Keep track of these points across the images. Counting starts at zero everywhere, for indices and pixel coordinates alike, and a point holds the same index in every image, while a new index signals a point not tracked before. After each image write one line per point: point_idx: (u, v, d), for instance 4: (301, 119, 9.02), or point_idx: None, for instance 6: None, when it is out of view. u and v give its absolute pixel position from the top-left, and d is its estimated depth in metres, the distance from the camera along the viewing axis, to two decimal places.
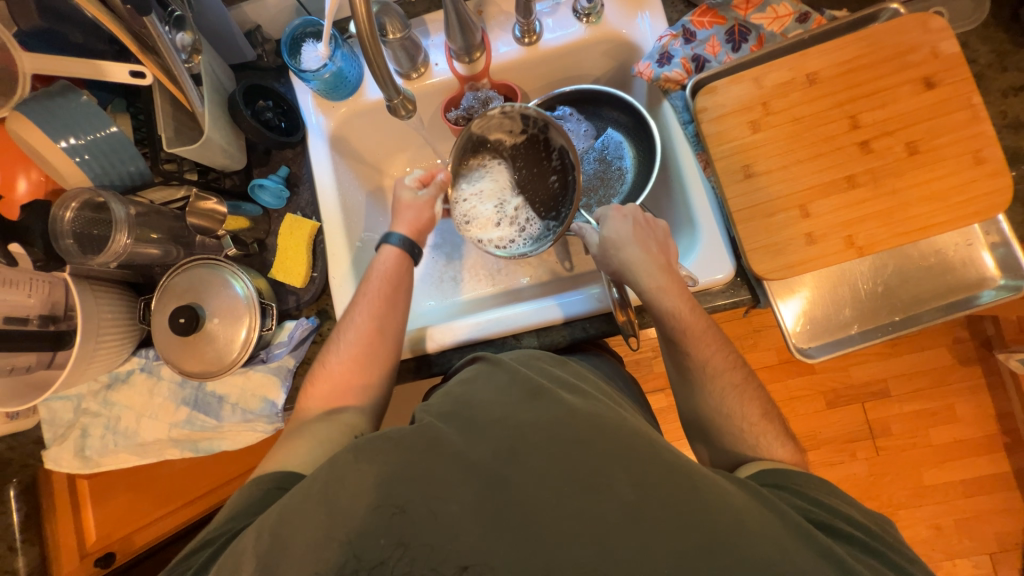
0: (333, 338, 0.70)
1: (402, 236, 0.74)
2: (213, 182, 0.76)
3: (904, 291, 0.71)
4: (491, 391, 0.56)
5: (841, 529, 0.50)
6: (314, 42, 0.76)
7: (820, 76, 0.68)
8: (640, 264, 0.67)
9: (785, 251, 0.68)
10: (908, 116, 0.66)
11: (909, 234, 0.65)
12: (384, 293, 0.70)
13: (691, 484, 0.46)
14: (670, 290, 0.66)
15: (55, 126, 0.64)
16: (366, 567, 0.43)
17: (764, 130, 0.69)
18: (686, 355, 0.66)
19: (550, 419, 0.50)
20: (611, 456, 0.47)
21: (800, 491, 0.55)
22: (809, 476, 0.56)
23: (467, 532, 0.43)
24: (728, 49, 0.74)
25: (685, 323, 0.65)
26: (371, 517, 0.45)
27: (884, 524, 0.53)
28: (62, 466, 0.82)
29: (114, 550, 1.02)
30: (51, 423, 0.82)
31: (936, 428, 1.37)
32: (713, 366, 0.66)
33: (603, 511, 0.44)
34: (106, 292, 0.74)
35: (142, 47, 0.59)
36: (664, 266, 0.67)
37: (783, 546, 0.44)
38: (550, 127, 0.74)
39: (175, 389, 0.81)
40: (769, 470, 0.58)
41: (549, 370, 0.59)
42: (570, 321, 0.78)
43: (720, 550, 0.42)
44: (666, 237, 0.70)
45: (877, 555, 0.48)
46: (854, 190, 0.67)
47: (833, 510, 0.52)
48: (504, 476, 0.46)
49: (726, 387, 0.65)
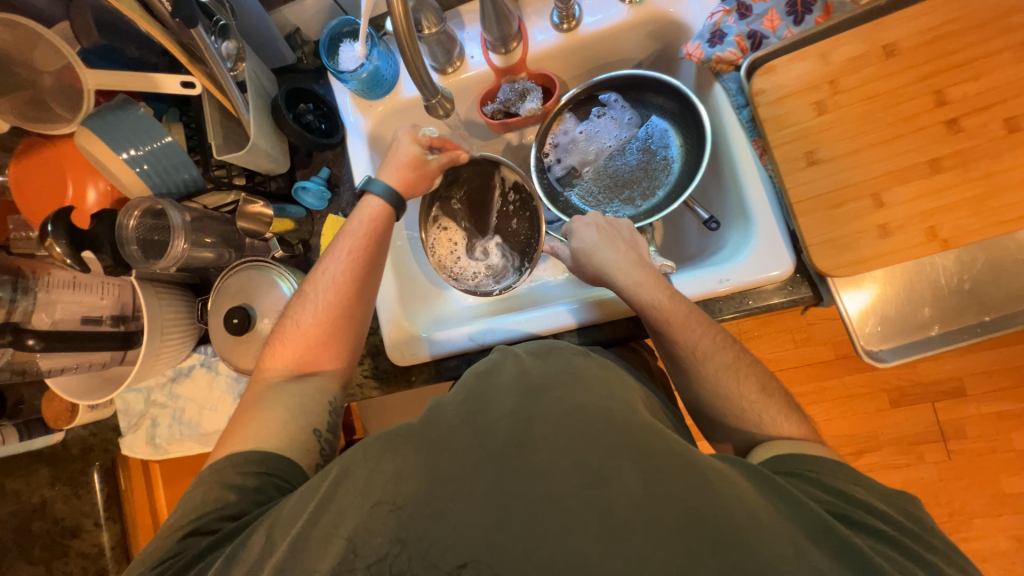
0: (304, 293, 0.68)
1: (387, 185, 0.71)
2: (259, 185, 0.79)
3: (996, 289, 0.64)
4: (512, 380, 0.54)
5: (867, 523, 0.44)
6: (351, 42, 0.76)
7: (899, 47, 0.61)
8: (612, 261, 0.69)
9: (852, 245, 0.62)
10: (1008, 87, 0.58)
11: (1005, 223, 0.57)
12: (363, 247, 0.69)
13: (701, 476, 0.43)
14: (646, 284, 0.66)
15: (117, 139, 0.67)
16: (365, 565, 0.41)
17: (831, 111, 0.63)
18: (691, 340, 0.62)
19: (563, 410, 0.48)
20: (619, 447, 0.44)
21: (817, 478, 0.48)
22: (827, 461, 0.50)
23: (478, 527, 0.41)
24: (789, 22, 0.68)
25: (667, 313, 0.63)
26: (373, 513, 0.44)
27: (915, 511, 0.46)
28: (136, 452, 0.89)
29: None
30: (126, 412, 0.89)
31: (1021, 433, 1.23)
32: (716, 345, 0.62)
33: (619, 505, 0.40)
34: (168, 293, 0.78)
35: (190, 58, 0.61)
36: (635, 259, 0.69)
37: (798, 543, 0.40)
38: (501, 165, 0.78)
39: (231, 383, 0.86)
40: (787, 455, 0.52)
41: (572, 362, 0.56)
42: (587, 325, 0.76)
43: (739, 547, 0.38)
44: (632, 233, 0.74)
45: (904, 552, 0.42)
46: (938, 175, 0.59)
47: (855, 499, 0.46)
48: (519, 466, 0.43)
49: (741, 363, 0.61)
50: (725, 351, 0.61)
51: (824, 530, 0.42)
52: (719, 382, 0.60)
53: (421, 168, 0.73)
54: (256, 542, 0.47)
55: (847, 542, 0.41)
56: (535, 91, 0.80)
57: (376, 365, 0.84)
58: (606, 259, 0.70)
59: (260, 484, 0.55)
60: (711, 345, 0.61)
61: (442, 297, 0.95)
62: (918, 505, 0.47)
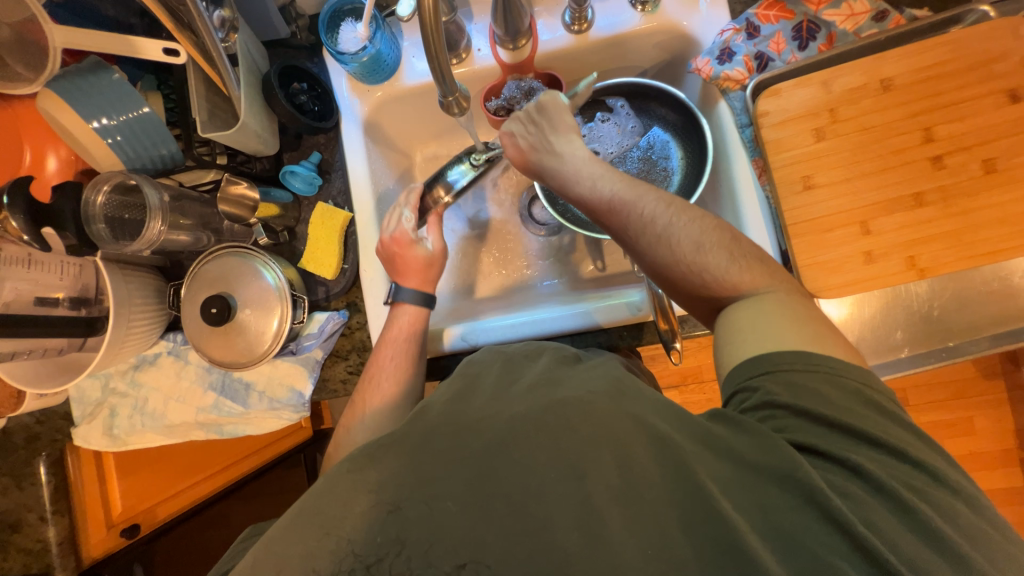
0: (354, 402, 0.67)
1: (414, 292, 0.73)
2: (243, 165, 0.73)
3: (961, 317, 0.69)
4: (494, 379, 0.53)
5: (823, 449, 0.43)
6: (353, 22, 0.72)
7: (894, 83, 0.64)
8: (543, 155, 0.69)
9: (840, 269, 0.64)
10: (987, 131, 0.62)
11: (976, 257, 0.62)
12: (404, 352, 0.69)
13: (675, 456, 0.42)
14: (574, 175, 0.66)
15: (87, 106, 0.62)
16: (364, 566, 0.40)
17: (829, 139, 0.65)
18: (621, 219, 0.60)
19: (543, 402, 0.46)
20: (597, 439, 0.43)
21: (806, 409, 0.45)
22: (781, 353, 0.48)
23: (468, 528, 0.41)
24: (794, 47, 0.70)
25: (593, 202, 0.63)
26: (367, 513, 0.42)
27: (871, 397, 0.46)
28: (90, 443, 0.82)
29: (138, 522, 0.98)
30: (81, 401, 0.82)
31: (951, 441, 1.26)
32: (646, 219, 0.58)
33: (611, 507, 0.41)
34: (137, 276, 0.72)
35: (176, 23, 0.56)
36: (557, 149, 0.68)
37: (762, 503, 0.41)
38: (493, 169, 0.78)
39: (202, 373, 0.80)
40: (754, 357, 0.49)
41: (554, 371, 0.53)
42: (583, 331, 0.76)
43: (710, 520, 0.40)
44: (558, 105, 0.69)
45: (855, 474, 0.42)
46: (921, 209, 0.63)
47: (812, 415, 0.45)
48: (499, 463, 0.43)
49: (673, 224, 0.57)
50: (655, 219, 0.58)
51: (784, 473, 0.42)
52: (657, 251, 0.57)
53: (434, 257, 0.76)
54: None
55: (801, 482, 0.41)
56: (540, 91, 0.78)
57: (363, 362, 0.78)
58: (536, 159, 0.70)
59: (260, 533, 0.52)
60: (641, 221, 0.58)
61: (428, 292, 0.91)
62: (874, 386, 0.46)
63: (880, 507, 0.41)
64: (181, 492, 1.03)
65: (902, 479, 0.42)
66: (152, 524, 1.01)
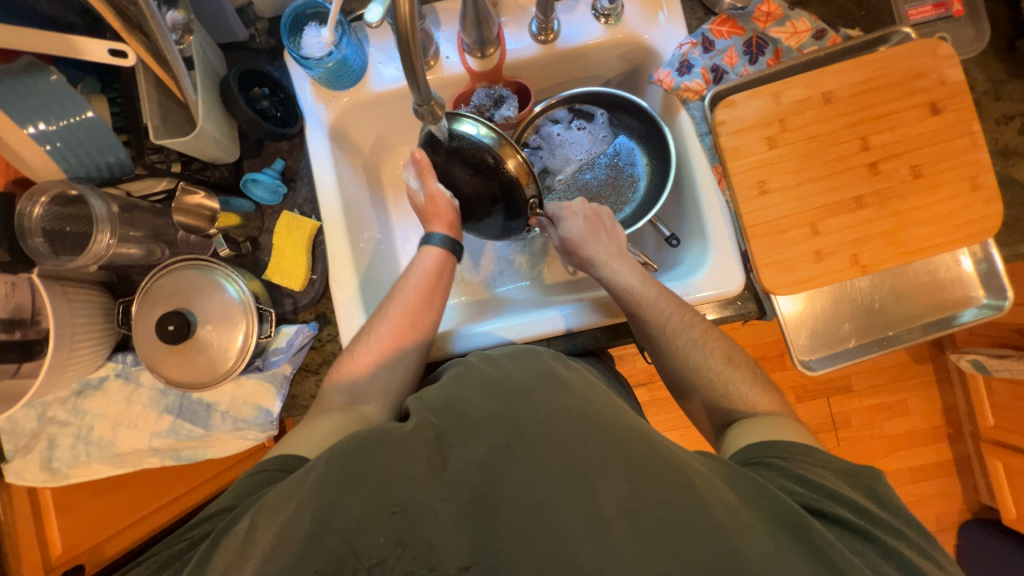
0: (365, 330, 0.69)
1: (443, 236, 0.72)
2: (199, 173, 0.70)
3: (898, 307, 0.76)
4: (477, 393, 0.53)
5: (832, 512, 0.45)
6: (316, 26, 0.70)
7: (835, 95, 0.70)
8: (594, 255, 0.72)
9: (794, 267, 0.69)
10: (914, 140, 0.69)
11: (910, 254, 0.68)
12: (420, 290, 0.70)
13: (683, 477, 0.44)
14: (624, 270, 0.70)
15: (20, 109, 0.57)
16: (365, 567, 0.38)
17: (780, 146, 0.70)
18: (661, 318, 0.66)
19: (546, 415, 0.48)
20: (605, 451, 0.45)
21: (821, 484, 0.48)
22: (790, 444, 0.52)
23: (469, 533, 0.40)
24: (745, 61, 0.75)
25: (639, 296, 0.68)
26: (367, 517, 0.41)
27: (874, 488, 0.49)
28: (24, 480, 0.74)
29: (82, 562, 0.87)
30: (11, 433, 0.74)
31: (891, 421, 1.38)
32: (685, 322, 0.66)
33: (607, 505, 0.41)
34: (80, 293, 0.66)
35: (126, 25, 0.53)
36: (606, 251, 0.72)
37: (774, 537, 0.42)
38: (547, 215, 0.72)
39: (156, 397, 0.75)
40: (763, 442, 0.54)
41: (552, 368, 0.56)
42: (558, 335, 0.77)
43: (713, 540, 0.40)
44: (615, 225, 0.75)
45: (862, 536, 0.44)
46: (861, 210, 0.69)
47: (822, 489, 0.48)
48: (503, 475, 0.43)
49: (706, 336, 0.65)
50: (693, 325, 0.66)
51: (791, 522, 0.44)
52: (686, 355, 0.65)
53: (433, 195, 0.70)
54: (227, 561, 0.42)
55: (813, 533, 0.42)
56: (509, 99, 0.80)
57: None
58: (586, 253, 0.72)
59: (255, 483, 0.50)
60: (673, 333, 0.65)
61: None
62: (875, 480, 0.50)
63: (882, 561, 0.43)
64: (136, 524, 0.94)
65: (911, 550, 0.44)
66: (98, 564, 0.89)
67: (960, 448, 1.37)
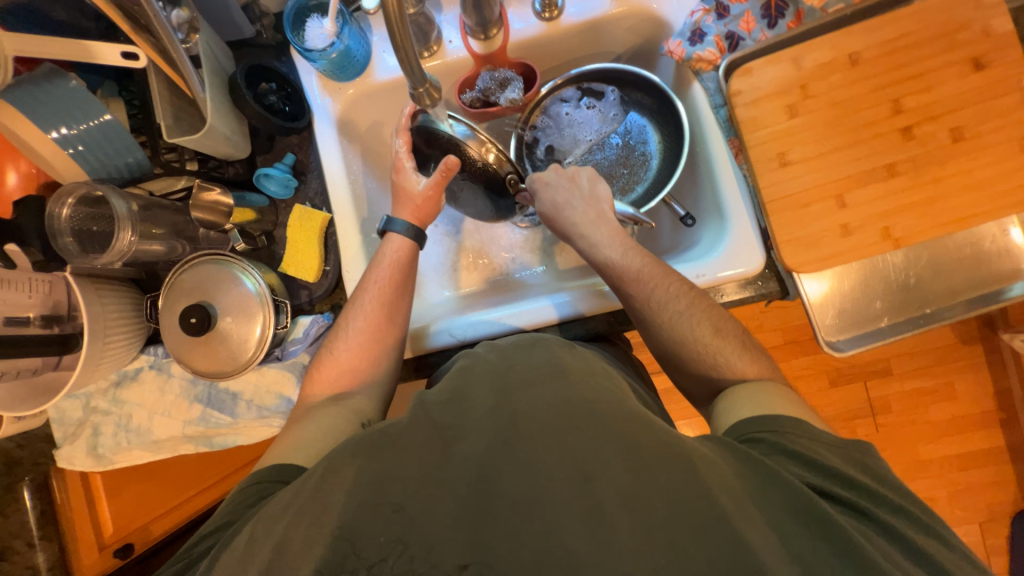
0: (337, 326, 0.69)
1: (406, 222, 0.71)
2: (214, 171, 0.72)
3: (936, 283, 0.71)
4: (482, 383, 0.53)
5: (842, 500, 0.44)
6: (319, 17, 0.70)
7: (863, 56, 0.65)
8: (572, 226, 0.71)
9: (818, 243, 0.65)
10: (954, 99, 0.63)
11: (945, 225, 0.63)
12: (391, 279, 0.69)
13: (691, 469, 0.42)
14: (603, 243, 0.69)
15: (42, 115, 0.61)
16: (364, 566, 0.39)
17: (802, 115, 0.66)
18: (644, 292, 0.64)
19: (549, 407, 0.47)
20: (609, 443, 0.43)
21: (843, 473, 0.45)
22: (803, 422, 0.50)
23: (468, 528, 0.41)
24: (763, 25, 0.70)
25: (619, 270, 0.67)
26: (368, 511, 0.42)
27: (875, 467, 0.47)
28: (75, 464, 0.80)
29: (131, 541, 0.95)
30: (60, 421, 0.79)
31: (935, 405, 1.29)
32: (670, 294, 0.63)
33: (606, 500, 0.40)
34: (110, 289, 0.70)
35: (134, 26, 0.54)
36: (584, 221, 0.70)
37: (780, 531, 0.41)
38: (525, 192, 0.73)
39: (186, 386, 0.78)
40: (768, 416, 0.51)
41: (557, 355, 0.56)
42: (569, 320, 0.76)
43: (721, 537, 0.38)
44: (595, 184, 0.72)
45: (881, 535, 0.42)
46: (893, 179, 0.64)
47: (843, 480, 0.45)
48: (502, 469, 0.43)
49: (695, 306, 0.63)
50: (679, 298, 0.63)
51: (807, 511, 0.42)
52: (674, 329, 0.62)
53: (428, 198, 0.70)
54: (241, 547, 0.44)
55: (823, 524, 0.41)
56: (514, 80, 0.77)
57: None
58: (562, 224, 0.71)
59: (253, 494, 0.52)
60: (656, 306, 0.63)
61: (418, 290, 0.89)
62: None
63: (898, 558, 0.41)
64: (176, 508, 0.97)
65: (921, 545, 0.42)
66: (146, 542, 0.97)
67: (1014, 434, 1.28)
